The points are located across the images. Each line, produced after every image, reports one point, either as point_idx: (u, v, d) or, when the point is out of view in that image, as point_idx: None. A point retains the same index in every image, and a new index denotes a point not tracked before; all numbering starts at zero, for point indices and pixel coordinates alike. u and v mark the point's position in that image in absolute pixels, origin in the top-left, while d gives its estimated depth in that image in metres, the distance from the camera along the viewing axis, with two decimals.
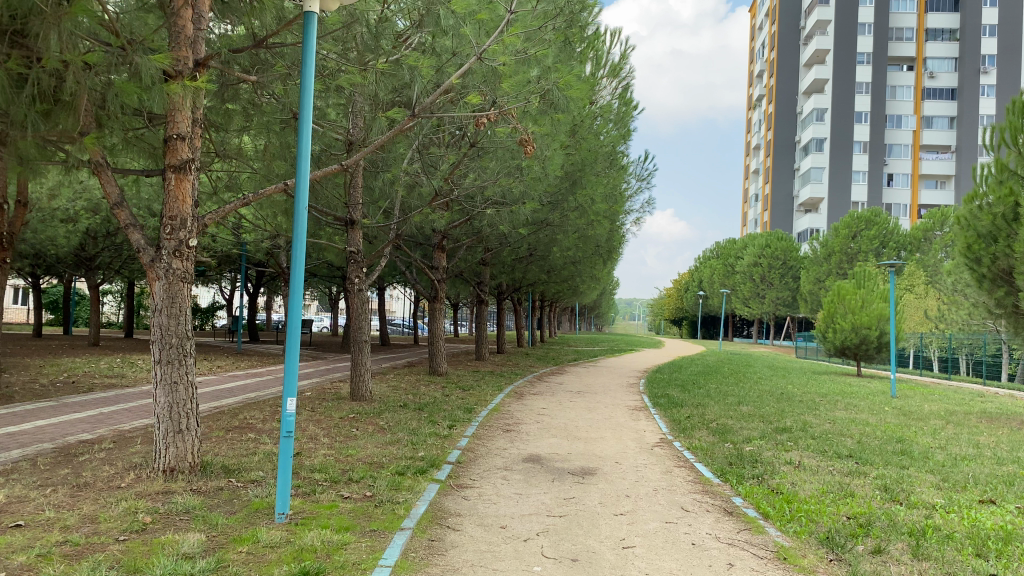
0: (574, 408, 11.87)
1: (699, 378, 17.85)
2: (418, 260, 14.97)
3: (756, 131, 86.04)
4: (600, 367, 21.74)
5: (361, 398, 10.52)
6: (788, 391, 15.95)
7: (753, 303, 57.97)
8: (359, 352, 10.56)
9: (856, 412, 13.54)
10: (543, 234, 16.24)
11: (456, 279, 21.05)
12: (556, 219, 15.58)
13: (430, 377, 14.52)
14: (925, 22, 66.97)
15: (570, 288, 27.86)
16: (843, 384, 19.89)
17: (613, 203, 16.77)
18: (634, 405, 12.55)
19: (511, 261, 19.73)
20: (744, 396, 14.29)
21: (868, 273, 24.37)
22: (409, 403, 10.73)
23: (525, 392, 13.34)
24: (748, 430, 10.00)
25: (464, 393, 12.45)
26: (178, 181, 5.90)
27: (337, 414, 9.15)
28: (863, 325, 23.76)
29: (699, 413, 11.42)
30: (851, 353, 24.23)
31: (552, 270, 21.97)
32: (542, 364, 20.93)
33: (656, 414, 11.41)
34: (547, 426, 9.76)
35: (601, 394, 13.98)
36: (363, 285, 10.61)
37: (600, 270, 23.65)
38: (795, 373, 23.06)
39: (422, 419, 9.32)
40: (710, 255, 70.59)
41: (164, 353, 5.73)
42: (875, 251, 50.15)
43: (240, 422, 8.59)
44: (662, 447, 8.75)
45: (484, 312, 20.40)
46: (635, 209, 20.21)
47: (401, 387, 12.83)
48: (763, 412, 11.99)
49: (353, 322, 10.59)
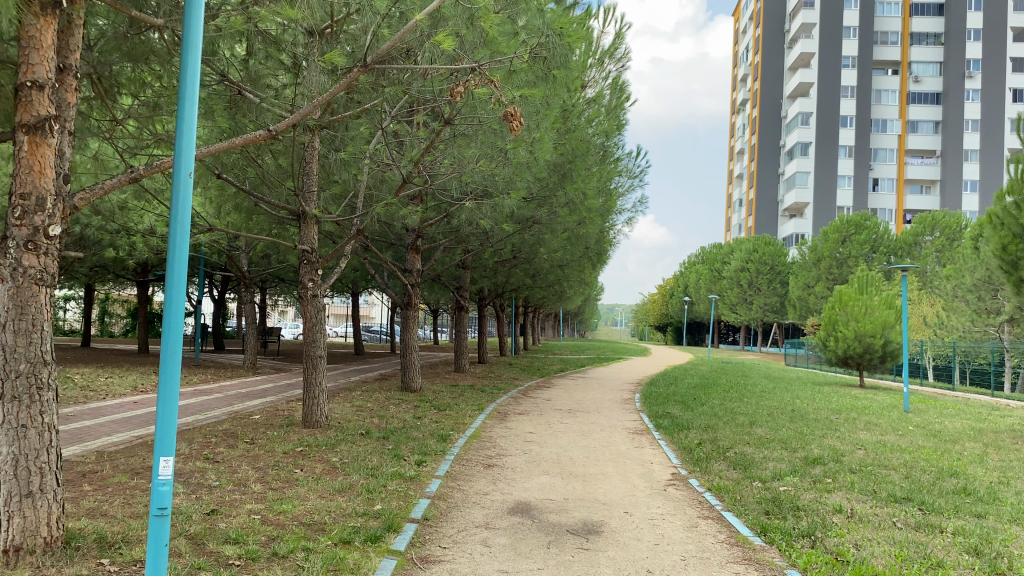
0: (567, 433, 10.27)
1: (699, 392, 16.35)
2: (388, 263, 13.33)
3: (740, 136, 85.01)
4: (589, 378, 20.21)
5: (315, 424, 8.91)
6: (799, 408, 14.45)
7: (741, 309, 56.71)
8: (312, 371, 8.94)
9: (881, 433, 12.06)
10: (530, 234, 14.61)
11: (433, 284, 19.38)
12: (543, 218, 13.97)
13: (402, 394, 12.91)
14: (910, 26, 66.09)
15: (557, 293, 26.25)
16: (851, 397, 18.45)
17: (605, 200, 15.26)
18: (635, 427, 10.97)
19: (494, 264, 18.09)
20: (754, 415, 12.78)
21: (870, 278, 22.97)
22: (373, 430, 9.12)
23: (509, 412, 11.77)
24: (773, 462, 8.44)
25: (439, 415, 10.85)
26: (32, 146, 4.22)
27: (281, 448, 7.52)
28: (867, 333, 22.34)
29: (711, 438, 9.85)
30: (854, 362, 22.83)
31: (538, 274, 20.42)
32: (528, 376, 19.32)
33: (662, 440, 9.87)
34: (536, 460, 8.16)
35: (596, 413, 12.39)
36: (317, 292, 8.99)
37: (589, 274, 22.04)
38: (796, 383, 21.64)
39: (387, 452, 7.70)
40: (696, 260, 69.30)
41: (7, 385, 4.08)
42: (866, 256, 49.06)
43: (159, 460, 6.92)
44: (677, 488, 7.20)
45: (464, 319, 18.75)
46: (626, 209, 18.68)
47: (366, 408, 11.22)
48: (782, 436, 10.48)
49: (306, 334, 8.94)
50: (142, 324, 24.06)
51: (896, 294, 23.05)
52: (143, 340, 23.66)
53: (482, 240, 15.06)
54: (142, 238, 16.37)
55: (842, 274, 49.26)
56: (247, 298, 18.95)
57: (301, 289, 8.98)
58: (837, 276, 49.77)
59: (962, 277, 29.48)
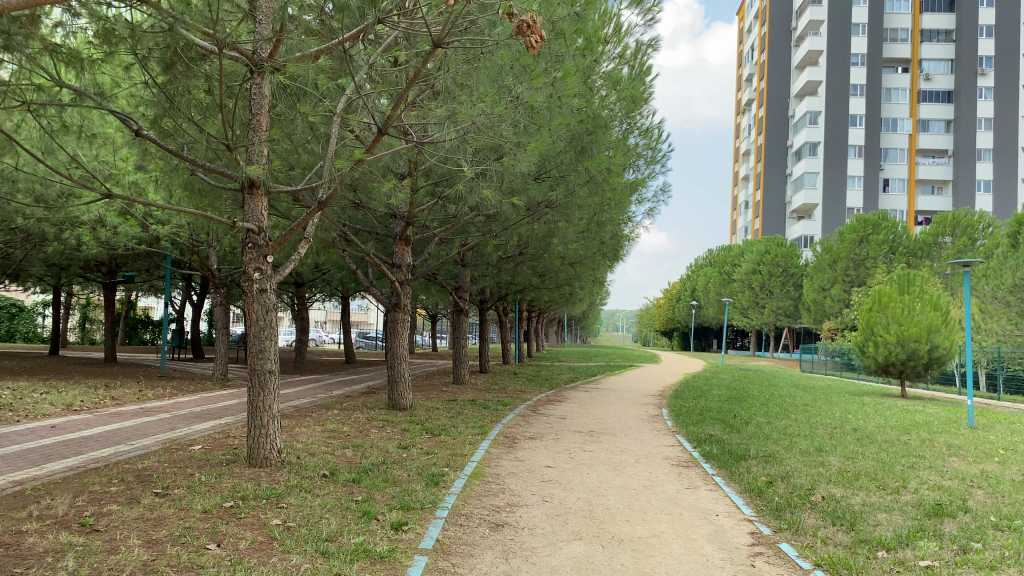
0: (594, 465, 8.04)
1: (734, 407, 14.13)
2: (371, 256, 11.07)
3: (745, 136, 82.77)
4: (605, 390, 17.98)
5: (264, 464, 6.67)
6: (860, 426, 12.22)
7: (753, 313, 54.47)
8: (261, 390, 6.69)
9: (975, 460, 9.83)
10: (542, 224, 12.38)
11: (427, 284, 17.11)
12: (558, 200, 11.72)
13: (388, 414, 10.69)
14: (920, 23, 63.93)
15: (565, 295, 23.96)
16: (904, 411, 16.24)
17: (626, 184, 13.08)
18: (677, 458, 8.73)
19: (496, 259, 15.84)
20: (815, 437, 10.56)
21: (912, 277, 20.78)
22: (340, 468, 6.87)
23: (518, 437, 9.55)
24: (884, 514, 6.18)
25: (432, 443, 8.62)
26: None
27: (202, 504, 5.27)
28: (911, 338, 20.11)
29: (783, 476, 7.60)
30: (896, 370, 20.65)
31: (546, 273, 18.24)
32: (537, 387, 17.06)
33: (719, 478, 7.67)
34: (562, 514, 5.91)
35: (626, 436, 10.16)
36: (266, 285, 6.75)
37: (600, 274, 19.79)
38: (834, 394, 19.43)
39: (353, 509, 5.47)
40: (703, 263, 67.10)
41: None
42: (884, 257, 46.90)
43: (10, 528, 4.66)
44: (767, 565, 4.96)
45: (464, 323, 16.53)
46: (647, 198, 16.51)
47: (340, 433, 8.98)
48: (866, 469, 8.25)
49: (250, 342, 6.71)
50: (107, 331, 21.74)
51: (942, 295, 20.84)
52: (110, 347, 21.34)
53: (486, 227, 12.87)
54: (91, 230, 14.14)
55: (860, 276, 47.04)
56: (218, 300, 16.66)
57: (245, 282, 6.73)
58: (854, 278, 47.59)
59: (1002, 277, 27.22)
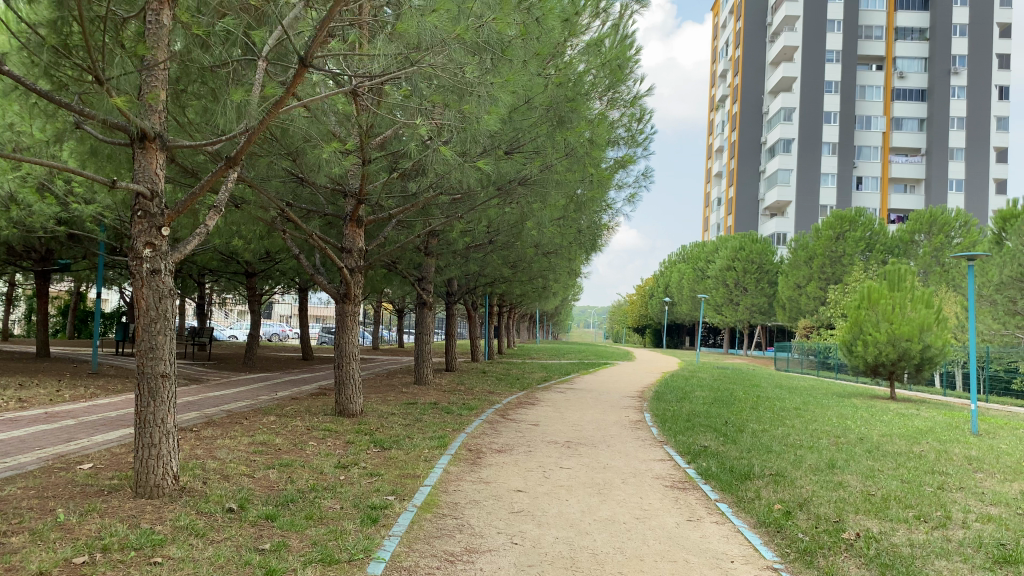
0: (573, 489, 6.66)
1: (722, 411, 12.87)
2: (317, 238, 9.63)
3: (718, 132, 82.00)
4: (580, 390, 16.68)
5: (154, 495, 5.19)
6: (865, 435, 11.01)
7: (727, 310, 53.46)
8: (150, 399, 5.21)
9: (1002, 475, 8.67)
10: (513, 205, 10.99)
11: (388, 275, 15.69)
12: (530, 178, 10.36)
13: (334, 421, 9.25)
14: (894, 21, 63.50)
15: (537, 289, 22.57)
16: (901, 415, 15.12)
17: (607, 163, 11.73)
18: (670, 476, 7.43)
19: (463, 247, 14.41)
20: (820, 448, 9.31)
21: (903, 273, 19.69)
22: (253, 498, 5.41)
23: (484, 450, 8.18)
24: (943, 561, 4.88)
25: (382, 461, 7.21)
26: None
27: (39, 562, 3.80)
28: (902, 337, 19.02)
29: (801, 504, 6.31)
30: (885, 371, 19.57)
31: (517, 263, 16.89)
32: (506, 388, 15.66)
33: (724, 504, 6.37)
34: (535, 563, 4.54)
35: (607, 448, 8.81)
36: (160, 265, 5.28)
37: (575, 266, 18.43)
38: (822, 396, 18.31)
39: (256, 564, 4.05)
40: (677, 258, 66.16)
41: None
42: (861, 254, 46.21)
43: None
44: None
45: (427, 318, 15.07)
46: (627, 183, 15.22)
47: (269, 448, 7.50)
48: (892, 492, 6.99)
49: (137, 337, 5.23)
50: (39, 323, 19.92)
51: (934, 292, 19.77)
52: (41, 341, 19.55)
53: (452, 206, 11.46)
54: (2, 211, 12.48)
55: (837, 273, 46.34)
56: None
57: (132, 261, 5.25)
58: (830, 275, 46.79)
59: (988, 274, 26.37)
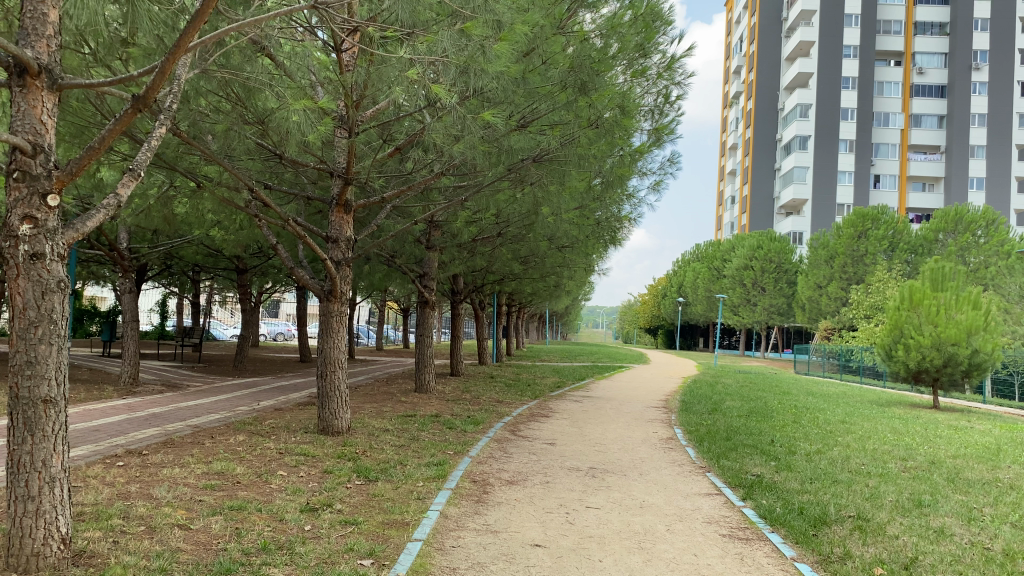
0: (605, 542, 5.16)
1: (762, 425, 11.35)
2: (297, 231, 8.18)
3: (732, 129, 80.22)
4: (599, 398, 15.19)
5: (31, 568, 3.73)
6: (933, 457, 9.48)
7: (744, 311, 51.83)
8: (26, 433, 3.74)
9: None
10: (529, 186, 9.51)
11: (386, 271, 14.28)
12: (550, 150, 8.90)
13: (316, 442, 7.81)
14: (913, 15, 61.70)
15: (550, 287, 21.07)
16: (958, 429, 13.57)
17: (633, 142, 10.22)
18: (725, 520, 5.94)
19: (468, 239, 12.95)
20: (892, 477, 7.79)
21: (947, 271, 18.13)
22: (171, 571, 3.92)
23: (493, 482, 6.73)
24: None
25: (364, 501, 5.76)
26: None
27: None
28: (948, 341, 17.45)
29: (908, 568, 4.80)
30: (928, 378, 18.00)
31: (528, 258, 15.41)
32: (517, 396, 14.20)
33: (804, 565, 4.88)
34: None
35: (640, 479, 7.31)
36: (42, 248, 3.79)
37: (592, 262, 16.91)
38: (861, 405, 16.80)
39: None
40: (691, 258, 64.59)
41: None
42: (884, 253, 44.52)
43: None
44: None
45: (430, 318, 13.60)
46: (651, 170, 13.73)
47: (224, 484, 6.00)
48: (1013, 545, 5.46)
49: (11, 348, 3.75)
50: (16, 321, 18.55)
51: (982, 292, 18.20)
52: None
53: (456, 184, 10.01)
54: None
55: (859, 273, 44.71)
56: (127, 288, 13.42)
57: (5, 242, 3.77)
58: (852, 275, 45.13)
59: None
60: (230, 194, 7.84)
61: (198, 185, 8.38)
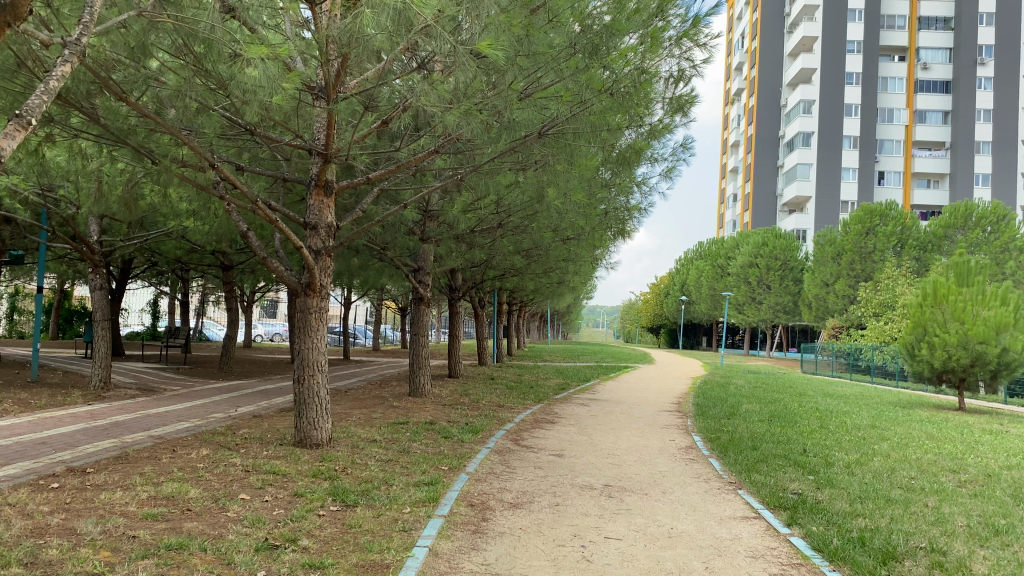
0: None
1: (789, 432, 10.34)
2: (269, 216, 7.12)
3: (733, 126, 79.20)
4: (605, 402, 14.16)
5: None
6: (985, 468, 8.46)
7: (749, 309, 50.77)
8: None
9: None
10: (536, 162, 8.54)
11: (377, 265, 13.32)
12: (556, 122, 7.93)
13: (291, 459, 6.77)
14: (917, 10, 60.73)
15: (552, 284, 20.02)
16: (996, 434, 12.53)
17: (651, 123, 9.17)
18: (773, 554, 4.93)
19: (467, 230, 11.98)
20: (951, 495, 6.78)
21: (973, 266, 17.09)
22: None
23: (495, 508, 5.71)
24: None
25: (335, 535, 4.74)
26: None
27: None
28: (976, 339, 16.41)
29: None
30: (953, 378, 16.95)
31: (530, 251, 14.43)
32: (518, 400, 13.17)
33: None
34: None
35: (663, 500, 6.29)
36: None
37: (598, 257, 15.89)
38: (885, 408, 15.79)
39: None
40: (694, 256, 63.58)
41: None
42: (892, 249, 43.41)
43: None
44: None
45: (424, 317, 12.59)
46: (662, 156, 12.75)
47: (171, 514, 4.97)
48: None
49: None
50: None
51: (1010, 287, 17.16)
52: None
53: (455, 162, 9.02)
54: None
55: (867, 270, 43.66)
56: (97, 284, 12.34)
57: None
58: (860, 272, 44.05)
59: None
60: (188, 168, 6.83)
61: (152, 162, 7.31)
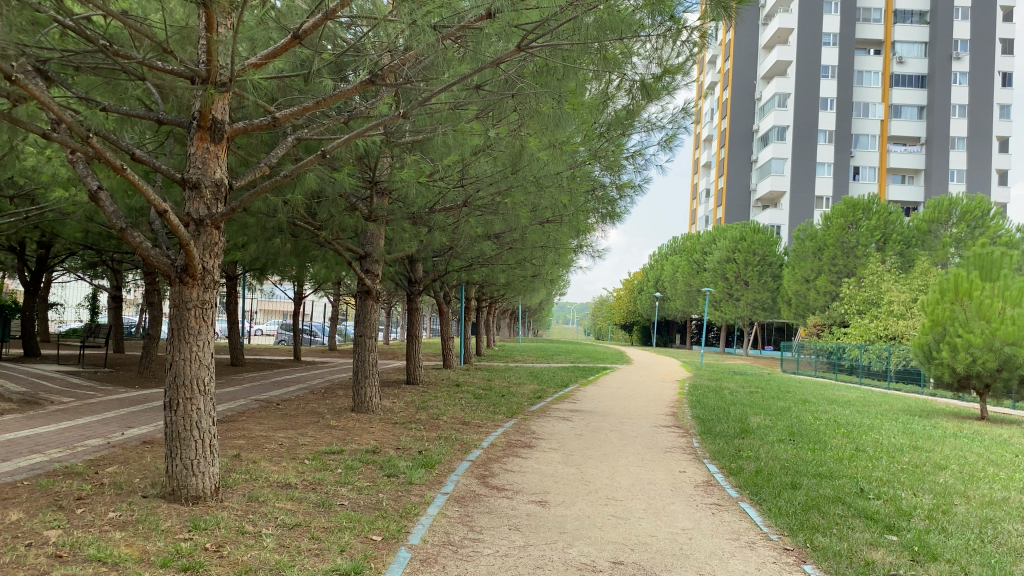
0: None
1: (823, 459, 8.28)
2: (123, 167, 4.86)
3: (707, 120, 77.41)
4: (590, 413, 12.04)
5: None
6: None
7: (726, 306, 49.08)
8: None
9: None
10: (511, 93, 6.34)
11: (318, 252, 11.06)
12: (544, 35, 5.67)
13: (146, 528, 4.47)
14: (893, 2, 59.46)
15: (525, 277, 17.84)
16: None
17: (678, 82, 6.90)
18: None
19: (423, 206, 9.81)
20: None
21: (998, 258, 15.22)
22: None
23: None
24: None
25: None
26: None
27: None
28: (1004, 339, 14.50)
29: None
30: (978, 383, 15.08)
31: (501, 236, 12.27)
32: (487, 412, 11.00)
33: None
34: None
35: None
36: None
37: (576, 244, 13.73)
38: (906, 418, 13.87)
39: None
40: (669, 251, 61.84)
41: None
42: (875, 245, 41.85)
43: None
44: None
45: (373, 313, 10.32)
46: (661, 124, 10.62)
47: None
48: None
49: None
50: None
51: None
52: None
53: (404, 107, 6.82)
54: None
55: (849, 265, 42.14)
56: None
57: None
58: (842, 268, 42.51)
59: None
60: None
61: None
